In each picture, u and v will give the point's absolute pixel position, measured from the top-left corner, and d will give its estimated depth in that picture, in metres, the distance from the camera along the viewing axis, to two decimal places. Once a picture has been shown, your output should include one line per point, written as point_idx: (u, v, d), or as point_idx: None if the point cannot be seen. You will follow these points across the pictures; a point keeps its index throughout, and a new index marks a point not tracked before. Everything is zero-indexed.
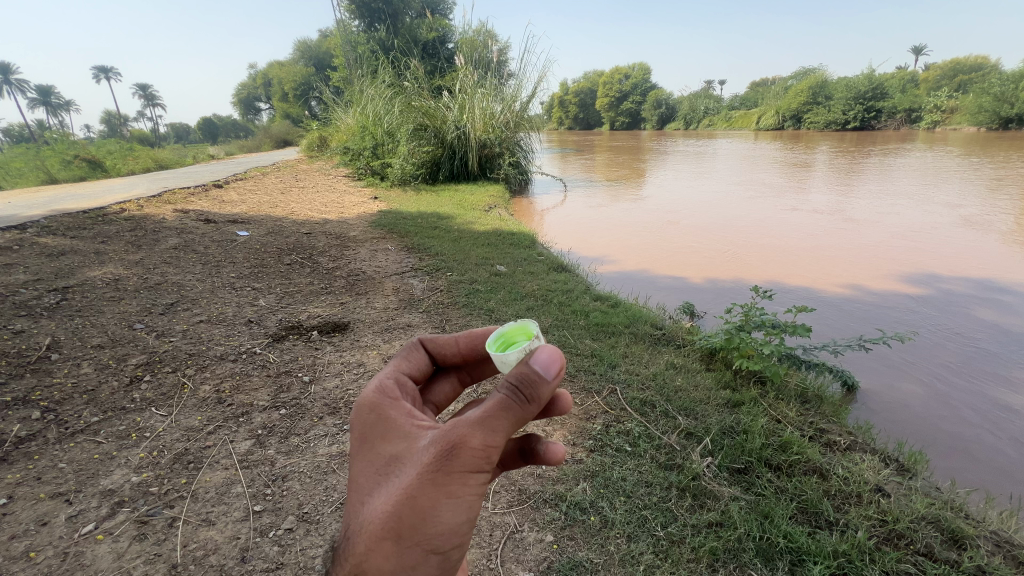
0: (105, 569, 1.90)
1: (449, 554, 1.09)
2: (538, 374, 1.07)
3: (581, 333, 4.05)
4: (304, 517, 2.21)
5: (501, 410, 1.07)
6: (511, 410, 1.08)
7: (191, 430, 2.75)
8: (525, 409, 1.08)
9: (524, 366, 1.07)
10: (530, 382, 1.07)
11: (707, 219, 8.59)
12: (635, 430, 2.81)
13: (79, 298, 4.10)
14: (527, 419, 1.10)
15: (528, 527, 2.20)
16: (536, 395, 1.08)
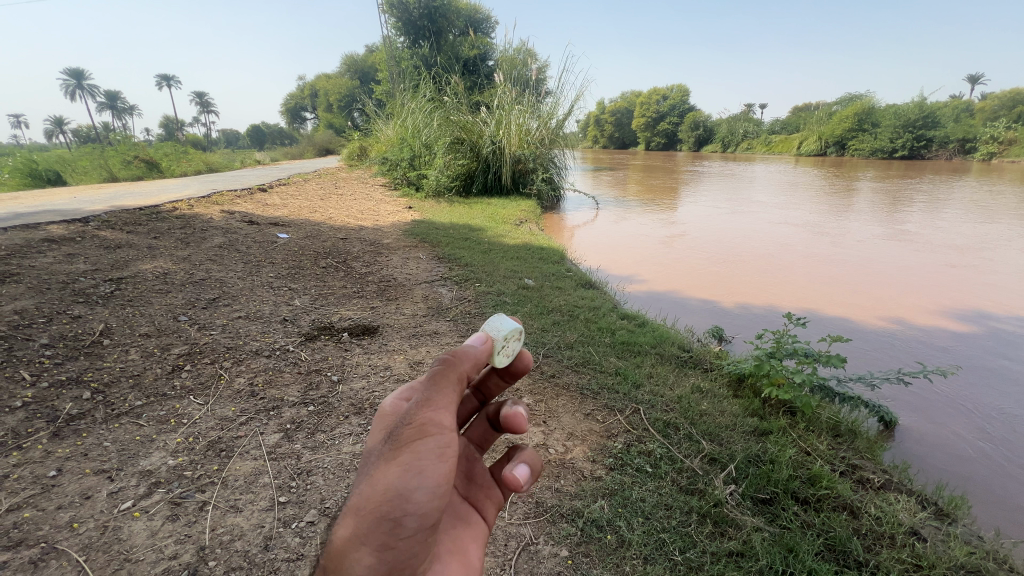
0: (139, 544, 2.00)
1: (403, 517, 1.22)
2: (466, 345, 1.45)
3: (606, 350, 4.04)
4: (325, 512, 2.27)
5: (443, 381, 1.32)
6: (453, 381, 1.34)
7: (225, 419, 2.88)
8: (456, 368, 1.36)
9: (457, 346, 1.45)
10: (460, 352, 1.40)
11: (742, 244, 8.42)
12: (656, 452, 2.77)
13: (131, 289, 4.36)
14: (458, 373, 1.36)
15: (543, 541, 2.19)
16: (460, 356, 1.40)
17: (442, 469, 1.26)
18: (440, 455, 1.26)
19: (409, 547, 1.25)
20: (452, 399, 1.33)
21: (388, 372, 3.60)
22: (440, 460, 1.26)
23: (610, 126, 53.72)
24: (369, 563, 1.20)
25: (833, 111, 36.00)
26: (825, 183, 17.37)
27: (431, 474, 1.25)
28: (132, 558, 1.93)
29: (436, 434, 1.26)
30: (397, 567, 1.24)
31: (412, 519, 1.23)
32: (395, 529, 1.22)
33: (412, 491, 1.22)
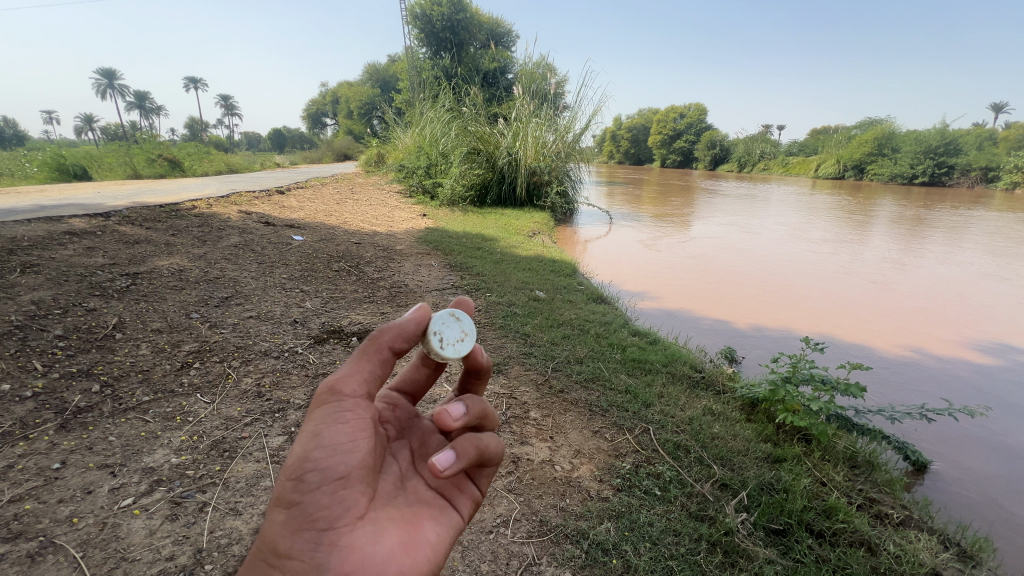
0: (137, 544, 1.97)
1: (303, 475, 1.14)
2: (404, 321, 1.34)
3: (616, 367, 3.97)
4: None
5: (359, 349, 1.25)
6: (374, 348, 1.27)
7: (230, 419, 2.86)
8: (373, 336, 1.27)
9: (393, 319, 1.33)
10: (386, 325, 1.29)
11: (756, 264, 8.32)
12: (665, 474, 2.69)
13: (146, 285, 4.40)
14: (378, 339, 1.27)
15: (547, 563, 2.11)
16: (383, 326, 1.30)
17: (347, 428, 1.20)
18: (340, 416, 1.20)
19: (318, 502, 1.14)
20: (368, 366, 1.26)
21: None
22: (347, 420, 1.21)
23: (626, 142, 53.93)
24: (279, 521, 1.13)
25: (852, 134, 35.67)
26: (842, 207, 17.12)
27: (338, 434, 1.19)
28: (129, 557, 1.90)
29: (335, 394, 1.21)
30: (309, 525, 1.13)
31: (315, 475, 1.15)
32: (299, 486, 1.14)
33: (314, 447, 1.17)
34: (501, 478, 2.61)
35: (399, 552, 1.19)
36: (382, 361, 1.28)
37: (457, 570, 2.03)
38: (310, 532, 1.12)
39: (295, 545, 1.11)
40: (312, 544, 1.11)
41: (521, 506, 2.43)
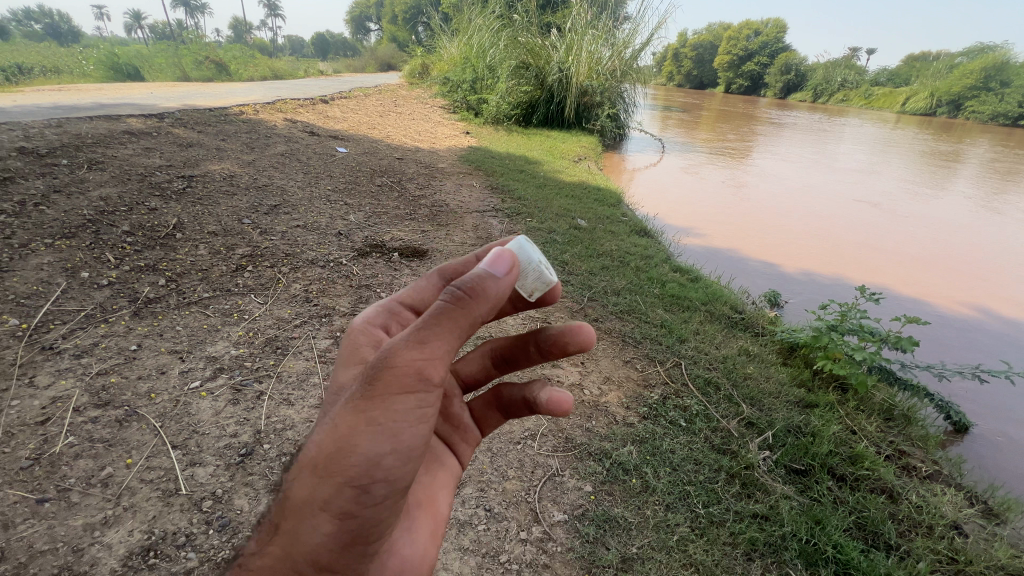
0: (206, 420, 2.22)
1: (369, 487, 1.05)
2: (484, 275, 1.07)
3: (653, 301, 3.92)
4: None
5: (449, 321, 1.03)
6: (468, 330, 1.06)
7: (281, 320, 3.05)
8: (460, 310, 1.03)
9: (469, 273, 1.06)
10: (475, 286, 1.04)
11: (817, 205, 7.75)
12: (692, 407, 2.73)
13: (201, 188, 4.56)
14: (474, 319, 1.06)
15: (568, 475, 2.25)
16: (470, 294, 1.04)
17: (420, 431, 1.09)
18: (421, 414, 1.07)
19: (377, 514, 1.11)
20: (452, 351, 1.06)
21: None
22: (418, 417, 1.07)
23: (688, 63, 49.19)
24: (325, 533, 1.05)
25: (955, 63, 31.14)
26: (926, 147, 15.36)
27: (400, 432, 1.05)
28: (200, 431, 2.15)
29: (419, 386, 1.03)
30: (359, 535, 1.10)
31: (381, 486, 1.07)
32: (361, 496, 1.05)
33: (369, 440, 1.03)
34: None
35: (430, 547, 1.32)
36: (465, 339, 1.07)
37: (486, 474, 2.20)
38: (359, 544, 1.11)
39: (343, 556, 1.09)
40: (360, 552, 1.12)
41: (549, 423, 2.55)
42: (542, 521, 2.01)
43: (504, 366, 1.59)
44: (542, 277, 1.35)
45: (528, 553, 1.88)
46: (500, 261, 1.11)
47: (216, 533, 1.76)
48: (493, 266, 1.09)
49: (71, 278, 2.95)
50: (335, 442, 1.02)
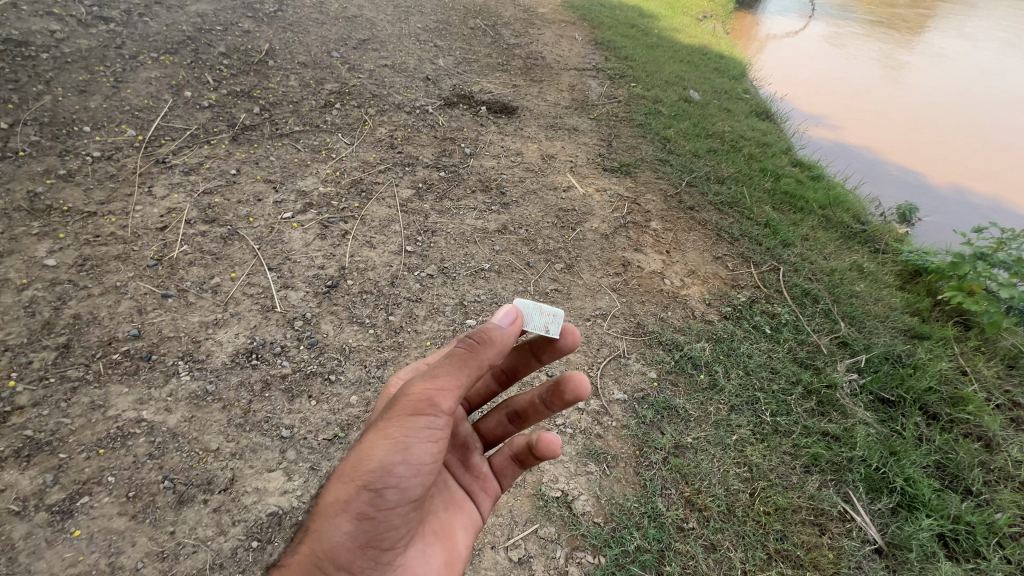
0: (297, 250, 2.34)
1: (382, 492, 0.97)
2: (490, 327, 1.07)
3: (762, 196, 3.44)
4: (444, 270, 2.43)
5: (461, 359, 1.03)
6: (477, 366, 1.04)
7: (367, 164, 3.02)
8: (472, 345, 1.03)
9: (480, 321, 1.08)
10: (484, 329, 1.06)
11: (1005, 104, 6.11)
12: (782, 316, 2.51)
13: (291, 13, 4.33)
14: (482, 359, 1.04)
15: (634, 359, 2.21)
16: (481, 335, 1.04)
17: (433, 449, 1.00)
18: (432, 434, 0.99)
19: (389, 522, 1.01)
20: (464, 379, 1.03)
21: (519, 159, 3.39)
22: (431, 435, 0.99)
23: None
24: (343, 532, 0.98)
25: None
26: None
27: (412, 445, 0.97)
28: (292, 259, 2.29)
29: (431, 406, 0.99)
30: (373, 542, 1.00)
31: (394, 493, 0.98)
32: (375, 501, 0.97)
33: (383, 449, 0.98)
34: (608, 277, 2.60)
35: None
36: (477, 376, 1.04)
37: None
38: (372, 551, 1.01)
39: (356, 560, 1.00)
40: (371, 562, 1.00)
41: (622, 306, 2.46)
42: (601, 396, 2.04)
43: (520, 420, 1.43)
44: (552, 325, 1.21)
45: (583, 421, 1.94)
46: (510, 311, 1.11)
47: (306, 349, 1.95)
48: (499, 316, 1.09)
49: (176, 96, 3.02)
50: (357, 451, 1.01)
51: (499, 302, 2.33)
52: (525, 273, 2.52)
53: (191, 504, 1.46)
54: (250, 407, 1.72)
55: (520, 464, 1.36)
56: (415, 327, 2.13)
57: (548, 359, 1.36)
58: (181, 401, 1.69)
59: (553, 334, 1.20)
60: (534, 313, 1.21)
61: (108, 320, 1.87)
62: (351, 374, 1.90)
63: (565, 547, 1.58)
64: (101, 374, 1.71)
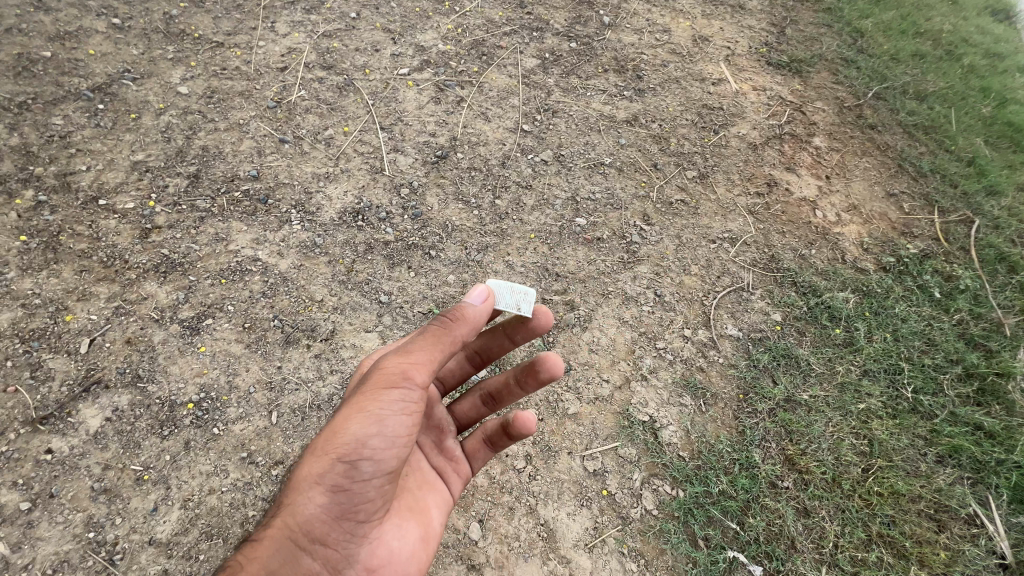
0: (410, 113, 2.18)
1: (358, 464, 0.90)
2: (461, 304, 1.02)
3: (976, 124, 2.64)
4: (559, 158, 2.18)
5: (433, 336, 0.99)
6: (450, 344, 1.00)
7: (491, 23, 2.66)
8: (446, 321, 1.00)
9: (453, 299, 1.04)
10: (457, 305, 1.01)
11: None
12: (960, 281, 2.02)
13: None
14: (457, 336, 1.00)
15: (759, 295, 1.92)
16: (455, 312, 1.00)
17: (409, 422, 0.94)
18: (407, 407, 0.93)
19: (366, 495, 0.94)
20: (437, 356, 0.98)
21: (666, 37, 2.83)
22: (406, 408, 0.93)
23: None
24: (318, 504, 0.92)
25: None
26: None
27: (386, 417, 0.92)
28: (404, 121, 2.15)
29: (404, 380, 0.94)
30: (350, 515, 0.94)
31: (369, 466, 0.91)
32: (350, 473, 0.91)
33: (357, 422, 0.92)
34: (746, 197, 2.21)
35: (421, 552, 1.07)
36: (451, 353, 1.00)
37: (666, 260, 1.97)
38: (349, 522, 0.94)
39: (333, 532, 0.93)
40: (349, 532, 0.95)
41: (756, 233, 2.10)
42: (711, 328, 1.82)
43: (495, 402, 1.35)
44: (524, 302, 1.09)
45: (686, 350, 1.76)
46: (486, 288, 1.06)
47: (410, 219, 1.88)
48: (473, 294, 1.02)
49: None
50: (331, 425, 0.95)
51: (615, 205, 2.08)
52: (649, 176, 2.20)
53: (296, 346, 1.54)
54: (353, 267, 1.73)
55: (493, 446, 1.25)
56: (521, 216, 1.98)
57: (522, 340, 1.29)
58: (292, 248, 1.73)
59: (525, 313, 1.08)
60: (504, 289, 1.09)
61: (232, 157, 1.89)
62: (451, 253, 1.83)
63: (642, 471, 1.51)
64: (225, 208, 1.77)
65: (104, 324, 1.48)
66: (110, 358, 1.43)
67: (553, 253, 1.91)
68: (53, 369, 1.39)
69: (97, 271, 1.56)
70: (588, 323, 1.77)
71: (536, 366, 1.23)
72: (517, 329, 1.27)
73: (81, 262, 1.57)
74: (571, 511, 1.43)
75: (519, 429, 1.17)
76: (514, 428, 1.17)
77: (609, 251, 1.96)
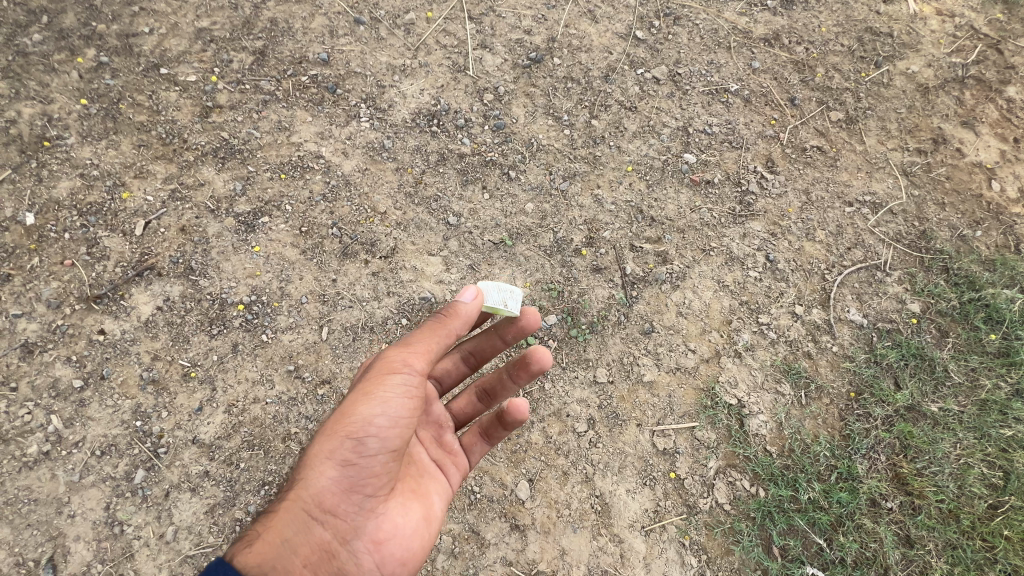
0: (504, 2, 1.83)
1: (364, 440, 0.86)
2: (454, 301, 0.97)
3: None
4: (674, 78, 1.80)
5: (431, 326, 0.95)
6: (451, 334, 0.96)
7: None
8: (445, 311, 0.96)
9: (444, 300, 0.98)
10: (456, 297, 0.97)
11: None
12: None
13: None
14: (458, 325, 0.95)
15: (897, 278, 1.57)
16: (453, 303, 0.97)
17: (412, 406, 0.90)
18: (409, 390, 0.90)
19: (374, 470, 0.89)
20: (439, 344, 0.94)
21: None
22: (408, 389, 0.90)
23: None
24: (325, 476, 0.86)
25: None
26: None
27: (390, 399, 0.88)
28: (496, 12, 1.81)
29: (406, 364, 0.90)
30: (357, 489, 0.88)
31: (376, 441, 0.87)
32: (357, 448, 0.86)
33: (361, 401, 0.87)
34: (903, 153, 1.76)
35: (426, 531, 0.99)
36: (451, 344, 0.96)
37: (786, 219, 1.63)
38: (358, 496, 0.89)
39: (341, 503, 0.88)
40: (357, 506, 0.89)
41: (908, 201, 1.69)
42: (830, 309, 1.51)
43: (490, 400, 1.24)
44: (512, 300, 1.05)
45: (793, 330, 1.48)
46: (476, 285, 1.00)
47: (490, 131, 1.62)
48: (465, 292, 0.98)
49: None
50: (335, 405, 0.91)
51: (734, 144, 1.72)
52: (783, 113, 1.79)
53: (353, 259, 1.40)
54: (423, 179, 1.52)
55: (490, 438, 1.16)
56: (619, 144, 1.67)
57: (514, 338, 1.20)
58: (358, 149, 1.53)
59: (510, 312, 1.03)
60: (492, 286, 1.05)
61: (301, 35, 1.67)
62: (532, 178, 1.58)
63: (719, 460, 1.31)
64: (290, 94, 1.57)
65: (160, 207, 1.38)
66: (165, 245, 1.34)
67: (650, 193, 1.62)
68: (108, 247, 1.31)
69: (155, 148, 1.44)
70: (681, 281, 1.51)
71: (530, 358, 1.12)
72: (511, 326, 1.17)
73: (140, 136, 1.45)
74: (631, 488, 1.27)
75: (516, 416, 1.07)
76: (512, 415, 1.08)
77: (717, 200, 1.64)
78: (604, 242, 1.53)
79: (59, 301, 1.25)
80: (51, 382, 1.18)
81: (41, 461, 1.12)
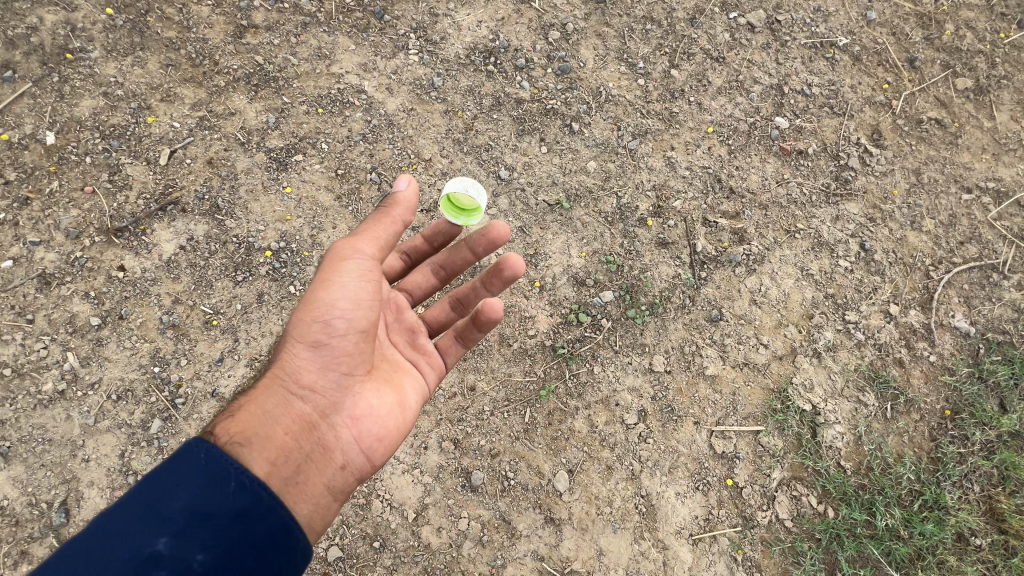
0: None
1: (330, 324, 0.80)
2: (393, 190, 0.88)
3: None
4: (772, 26, 1.53)
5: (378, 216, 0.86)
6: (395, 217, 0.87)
7: None
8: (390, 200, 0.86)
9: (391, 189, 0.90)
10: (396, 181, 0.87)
11: None
12: None
13: None
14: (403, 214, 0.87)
15: (1016, 283, 1.33)
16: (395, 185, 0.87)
17: (374, 287, 0.83)
18: (365, 273, 0.81)
19: (346, 354, 0.84)
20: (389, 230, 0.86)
21: None
22: (366, 271, 0.82)
23: None
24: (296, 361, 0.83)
25: None
26: None
27: (347, 280, 0.81)
28: None
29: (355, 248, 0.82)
30: (328, 371, 0.84)
31: (341, 323, 0.81)
32: (323, 332, 0.81)
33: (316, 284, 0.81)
34: None
35: (403, 416, 0.94)
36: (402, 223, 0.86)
37: (889, 203, 1.39)
38: (332, 376, 0.84)
39: (312, 384, 0.84)
40: (329, 385, 0.85)
41: None
42: (931, 312, 1.30)
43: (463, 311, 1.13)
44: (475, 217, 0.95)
45: (885, 333, 1.28)
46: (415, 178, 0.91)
47: (553, 75, 1.42)
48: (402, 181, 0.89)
49: None
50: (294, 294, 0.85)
51: (835, 109, 1.47)
52: (898, 76, 1.51)
53: None
54: (474, 125, 1.35)
55: (466, 340, 1.06)
56: (699, 101, 1.44)
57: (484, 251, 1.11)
58: (404, 85, 1.36)
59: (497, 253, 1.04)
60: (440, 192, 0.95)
61: None
62: (597, 133, 1.38)
63: (785, 471, 1.16)
64: (332, 18, 1.39)
65: (187, 136, 1.25)
66: (190, 178, 1.22)
67: (731, 160, 1.40)
68: (131, 176, 1.21)
69: (184, 69, 1.30)
70: (758, 264, 1.32)
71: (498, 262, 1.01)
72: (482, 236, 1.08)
73: (168, 54, 1.31)
74: (681, 492, 1.14)
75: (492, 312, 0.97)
76: (489, 309, 0.98)
77: (809, 174, 1.41)
78: (673, 212, 1.34)
79: (77, 232, 1.15)
80: (68, 317, 1.10)
81: (56, 400, 1.06)
